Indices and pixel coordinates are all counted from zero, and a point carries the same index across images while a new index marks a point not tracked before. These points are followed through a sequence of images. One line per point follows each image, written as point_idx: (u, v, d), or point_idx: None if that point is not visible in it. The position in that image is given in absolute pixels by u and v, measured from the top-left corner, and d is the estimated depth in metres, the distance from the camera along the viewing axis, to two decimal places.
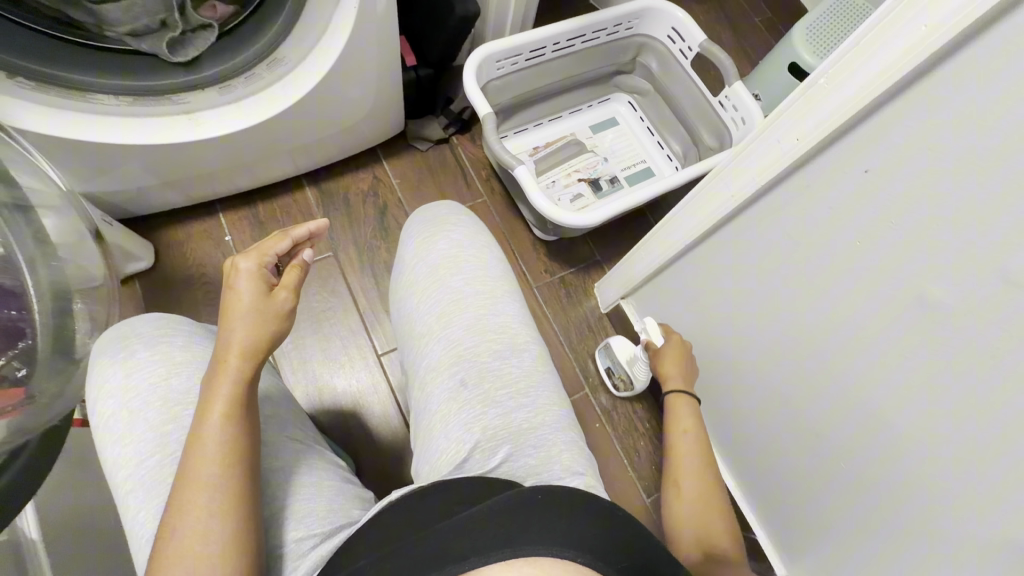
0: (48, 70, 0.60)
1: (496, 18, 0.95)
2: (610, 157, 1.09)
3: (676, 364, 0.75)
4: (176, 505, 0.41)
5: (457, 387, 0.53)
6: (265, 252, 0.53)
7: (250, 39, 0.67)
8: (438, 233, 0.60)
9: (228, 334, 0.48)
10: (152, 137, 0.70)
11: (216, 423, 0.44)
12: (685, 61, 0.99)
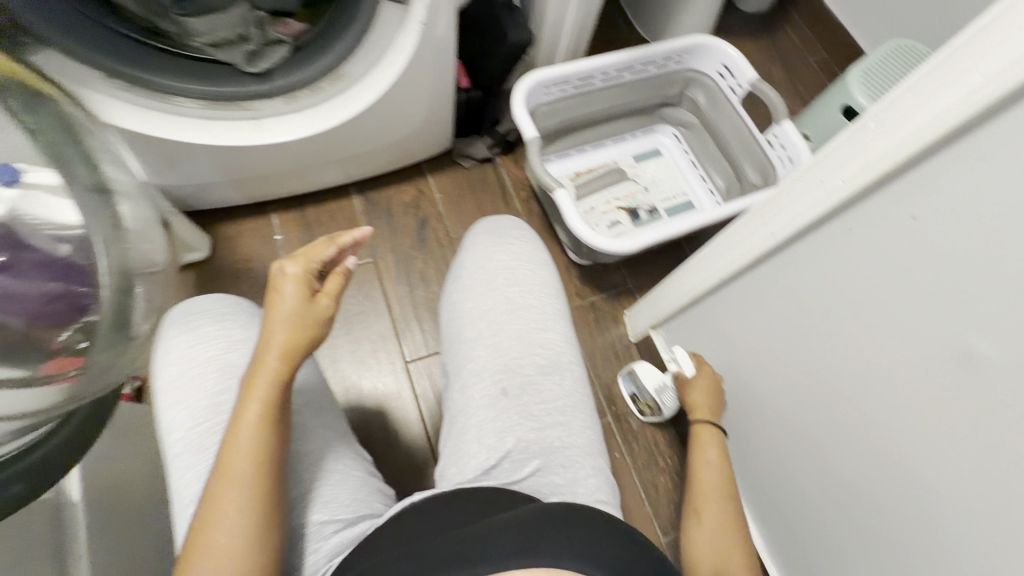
0: (137, 73, 0.66)
1: (548, 47, 0.98)
2: (651, 188, 1.09)
3: (703, 397, 0.74)
4: (211, 499, 0.44)
5: (495, 395, 0.54)
6: (312, 257, 0.52)
7: (317, 54, 0.72)
8: (496, 245, 0.62)
9: (268, 336, 0.49)
10: (219, 139, 0.75)
11: (248, 430, 0.46)
12: (734, 98, 1.00)
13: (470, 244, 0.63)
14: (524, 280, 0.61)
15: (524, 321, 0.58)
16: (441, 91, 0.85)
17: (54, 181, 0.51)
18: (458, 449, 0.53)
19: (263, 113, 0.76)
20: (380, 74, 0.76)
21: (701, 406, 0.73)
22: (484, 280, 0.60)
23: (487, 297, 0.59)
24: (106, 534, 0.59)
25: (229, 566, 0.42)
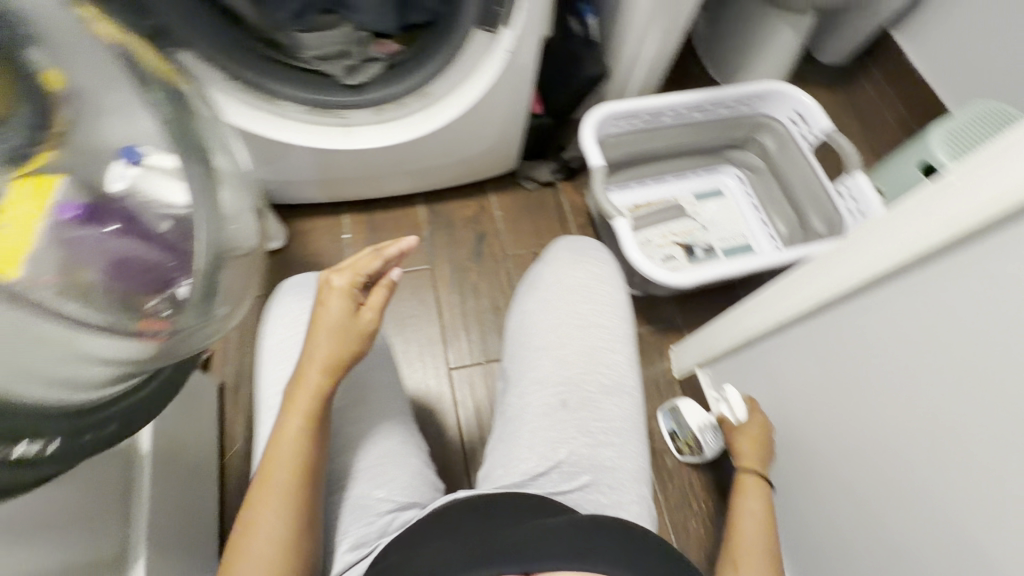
0: (249, 77, 0.74)
1: (621, 81, 1.02)
2: (709, 227, 1.09)
3: (751, 446, 0.73)
4: (254, 500, 0.49)
5: (555, 404, 0.58)
6: (358, 271, 0.57)
7: (409, 72, 0.78)
8: (577, 262, 0.68)
9: (314, 348, 0.54)
10: (310, 141, 0.82)
11: (290, 440, 0.51)
12: (806, 146, 0.99)
13: (554, 256, 0.70)
14: (598, 299, 0.66)
15: (592, 337, 0.63)
16: (516, 115, 0.90)
17: (174, 164, 0.54)
18: (506, 451, 0.58)
19: (353, 122, 0.83)
20: (463, 93, 0.81)
21: (749, 455, 0.72)
22: (562, 292, 0.66)
23: (562, 309, 0.64)
24: (160, 487, 0.64)
25: (264, 564, 0.47)
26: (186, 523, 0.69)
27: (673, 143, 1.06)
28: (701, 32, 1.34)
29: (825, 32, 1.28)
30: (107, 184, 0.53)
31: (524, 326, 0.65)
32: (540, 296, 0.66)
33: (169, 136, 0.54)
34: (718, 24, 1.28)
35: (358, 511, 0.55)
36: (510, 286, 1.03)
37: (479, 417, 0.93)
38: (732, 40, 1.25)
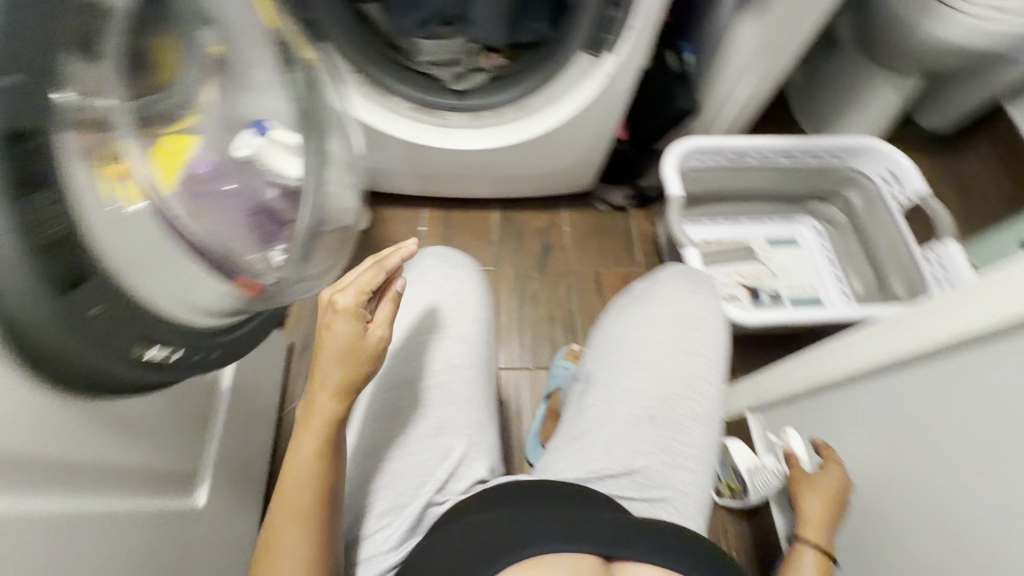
0: (371, 71, 0.81)
1: (710, 118, 1.04)
2: (779, 274, 1.07)
3: (824, 498, 0.67)
4: (273, 524, 0.50)
5: (643, 417, 0.61)
6: (362, 288, 0.55)
7: (511, 86, 0.85)
8: (695, 291, 0.72)
9: (324, 372, 0.52)
10: (412, 136, 0.89)
11: (302, 460, 0.51)
12: (896, 207, 0.96)
13: (672, 277, 0.73)
14: (701, 330, 0.69)
15: (690, 363, 0.66)
16: (603, 136, 0.94)
17: (297, 142, 0.69)
18: (574, 448, 0.61)
19: (451, 124, 0.90)
20: (558, 111, 0.86)
21: (812, 505, 0.67)
22: (671, 315, 0.69)
23: (671, 331, 0.68)
24: (229, 422, 0.70)
25: None
26: (242, 461, 0.75)
27: (754, 186, 1.06)
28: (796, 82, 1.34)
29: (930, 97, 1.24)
30: (233, 148, 0.66)
31: (627, 337, 0.68)
32: (651, 314, 0.69)
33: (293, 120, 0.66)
34: (815, 76, 1.27)
35: (445, 458, 0.58)
36: (568, 300, 1.05)
37: (518, 420, 0.95)
38: (828, 93, 1.24)
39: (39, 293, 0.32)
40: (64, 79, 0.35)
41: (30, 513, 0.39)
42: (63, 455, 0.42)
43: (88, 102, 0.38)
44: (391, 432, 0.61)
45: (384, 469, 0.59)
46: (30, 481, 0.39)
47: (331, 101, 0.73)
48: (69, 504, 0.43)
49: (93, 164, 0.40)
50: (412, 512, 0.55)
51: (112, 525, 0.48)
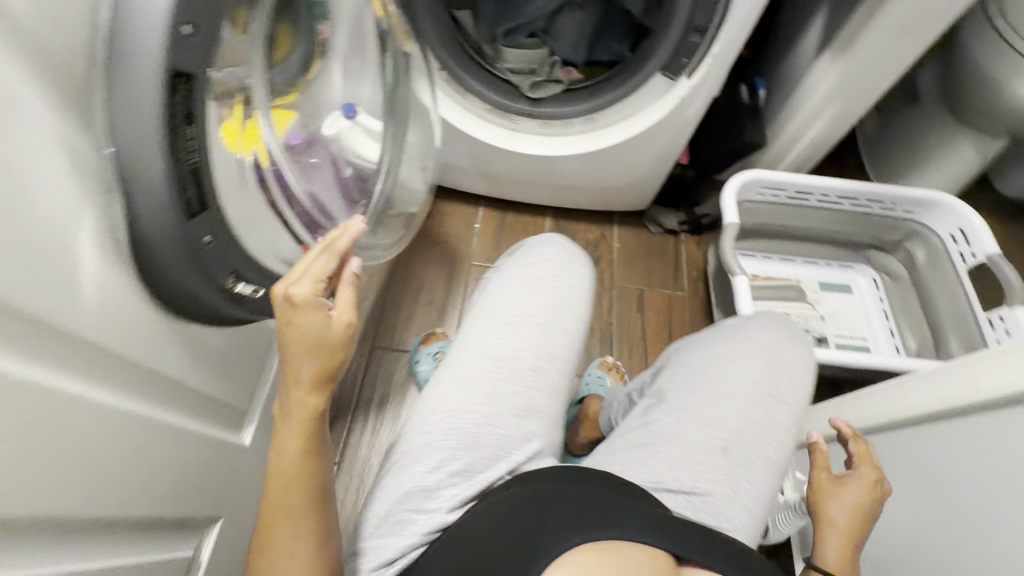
0: (455, 69, 0.86)
1: (775, 154, 1.04)
2: (828, 318, 1.05)
3: (854, 509, 0.55)
4: (267, 525, 0.47)
5: (717, 447, 0.59)
6: (317, 276, 0.48)
7: (584, 99, 0.88)
8: (792, 342, 0.70)
9: (297, 370, 0.46)
10: (483, 135, 0.94)
11: (292, 461, 0.47)
12: (962, 265, 0.92)
13: (777, 325, 0.71)
14: (791, 380, 0.67)
15: (774, 409, 0.64)
16: (666, 157, 0.96)
17: (379, 131, 0.74)
18: (632, 453, 0.60)
19: (520, 128, 0.95)
20: (624, 127, 0.90)
21: (838, 515, 0.55)
22: (763, 356, 0.67)
23: (763, 371, 0.66)
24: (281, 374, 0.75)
25: None
26: None
27: (812, 226, 1.05)
28: (868, 133, 1.33)
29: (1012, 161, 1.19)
30: (323, 125, 0.67)
31: (717, 363, 0.66)
32: (748, 350, 0.67)
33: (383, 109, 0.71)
34: (889, 128, 1.26)
35: (527, 443, 0.57)
36: (608, 313, 1.07)
37: None
38: (901, 146, 1.22)
39: (173, 209, 0.38)
40: (218, 53, 0.41)
41: (124, 407, 0.44)
42: (154, 362, 0.47)
43: (231, 69, 0.44)
44: (480, 398, 0.57)
45: (460, 429, 0.55)
46: (125, 377, 0.44)
47: (423, 92, 0.80)
48: (151, 410, 0.48)
49: (223, 118, 0.45)
50: (482, 483, 0.53)
51: (182, 438, 0.53)
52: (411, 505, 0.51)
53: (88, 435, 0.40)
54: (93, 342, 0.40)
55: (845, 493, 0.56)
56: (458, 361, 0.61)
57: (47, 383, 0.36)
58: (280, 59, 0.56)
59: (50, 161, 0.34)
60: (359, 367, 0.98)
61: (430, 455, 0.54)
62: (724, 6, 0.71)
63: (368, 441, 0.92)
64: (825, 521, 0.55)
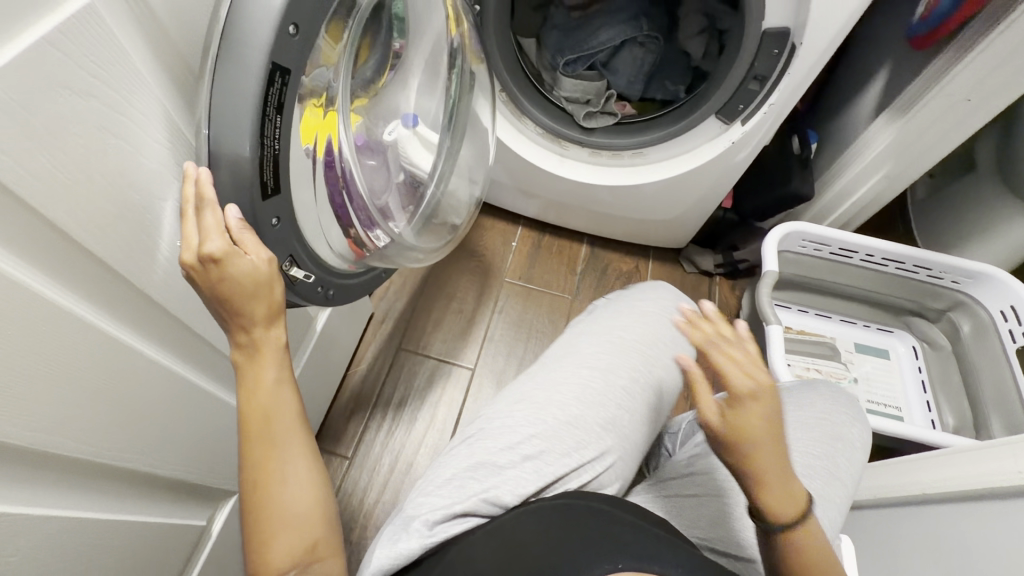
0: (513, 92, 0.89)
1: (822, 208, 1.03)
2: (861, 380, 1.02)
3: (770, 440, 0.44)
4: (263, 470, 0.43)
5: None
6: (219, 231, 0.40)
7: (634, 133, 0.90)
8: (856, 422, 0.63)
9: (245, 309, 0.42)
10: (532, 155, 0.97)
11: (274, 393, 0.45)
12: (1011, 344, 0.88)
13: (842, 399, 0.65)
14: (850, 460, 0.59)
15: (827, 486, 0.56)
16: (709, 198, 0.97)
17: (435, 142, 0.77)
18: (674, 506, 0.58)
19: (569, 154, 0.97)
20: (673, 165, 0.91)
21: (771, 463, 0.44)
22: (823, 429, 0.60)
23: (823, 445, 0.58)
24: (311, 361, 0.78)
25: (302, 526, 0.43)
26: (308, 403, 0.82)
27: (853, 283, 1.03)
28: (919, 199, 1.31)
29: None
30: (382, 129, 0.69)
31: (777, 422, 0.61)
32: (807, 418, 0.61)
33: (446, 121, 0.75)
34: (941, 195, 1.24)
35: (603, 456, 0.56)
36: None
37: None
38: (953, 215, 1.20)
39: (252, 187, 0.40)
40: (313, 57, 0.45)
41: (167, 364, 0.46)
42: (200, 326, 0.49)
43: (321, 71, 0.48)
44: (570, 400, 0.58)
45: (545, 422, 0.56)
46: (173, 335, 0.47)
47: (483, 110, 0.83)
48: (189, 372, 0.51)
49: (304, 113, 0.48)
50: (551, 477, 0.53)
51: (212, 405, 0.55)
52: (478, 474, 0.52)
53: (136, 384, 0.43)
54: (152, 297, 0.42)
55: (753, 433, 0.44)
56: (556, 366, 0.62)
57: (106, 326, 0.39)
58: (361, 63, 0.59)
59: (151, 132, 0.38)
60: (383, 366, 0.99)
61: (509, 436, 0.55)
62: (789, 57, 0.71)
63: (381, 440, 0.93)
64: (759, 481, 0.44)
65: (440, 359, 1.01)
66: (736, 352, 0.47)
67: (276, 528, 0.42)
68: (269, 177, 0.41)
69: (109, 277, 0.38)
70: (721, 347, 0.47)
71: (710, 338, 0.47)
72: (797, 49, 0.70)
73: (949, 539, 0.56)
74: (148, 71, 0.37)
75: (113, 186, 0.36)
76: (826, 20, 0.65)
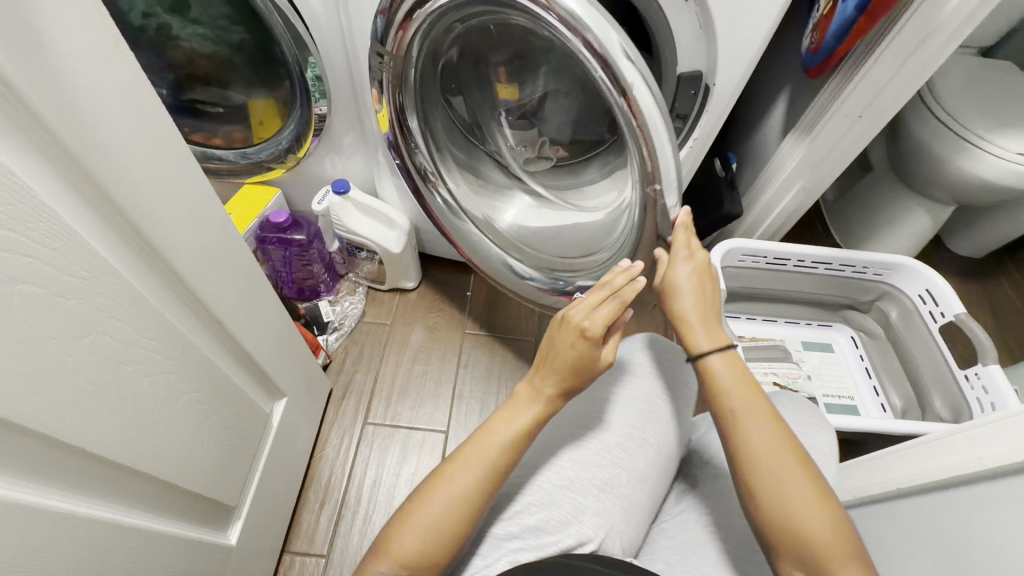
0: (461, 157, 0.99)
1: (751, 224, 1.10)
2: (815, 378, 1.09)
3: (693, 291, 0.62)
4: (441, 476, 0.48)
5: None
6: (597, 321, 0.55)
7: (574, 172, 0.97)
8: (818, 428, 0.65)
9: (559, 359, 0.54)
10: (485, 209, 1.01)
11: (507, 430, 0.51)
12: (933, 324, 0.97)
13: (807, 414, 0.67)
14: (823, 467, 0.60)
15: None
16: None
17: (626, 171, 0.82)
18: (672, 549, 0.56)
19: (519, 205, 1.02)
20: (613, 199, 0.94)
21: (689, 310, 0.61)
22: None
23: None
24: (271, 459, 0.72)
25: (424, 534, 0.45)
26: (276, 500, 0.76)
27: (792, 287, 1.10)
28: (831, 200, 1.44)
29: (963, 225, 1.35)
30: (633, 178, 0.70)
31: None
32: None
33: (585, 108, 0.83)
34: (851, 194, 1.37)
35: (607, 519, 0.53)
36: None
37: None
38: (861, 213, 1.33)
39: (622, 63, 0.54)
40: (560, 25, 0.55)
41: (94, 512, 0.41)
42: (133, 457, 0.44)
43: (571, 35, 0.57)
44: (564, 463, 0.56)
45: (541, 485, 0.54)
46: (99, 476, 0.41)
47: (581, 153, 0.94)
48: (124, 511, 0.45)
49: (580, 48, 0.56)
50: (551, 548, 0.50)
51: (157, 537, 0.48)
52: (481, 551, 0.51)
53: (54, 545, 0.37)
54: (69, 442, 0.37)
55: (676, 281, 0.63)
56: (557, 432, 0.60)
57: (15, 492, 0.33)
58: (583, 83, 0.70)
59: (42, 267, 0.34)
60: (351, 445, 0.94)
61: (506, 507, 0.54)
62: (704, 97, 0.75)
63: (359, 526, 0.86)
64: (679, 322, 0.61)
65: (411, 426, 0.96)
66: (684, 240, 0.64)
67: (409, 526, 0.46)
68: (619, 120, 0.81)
69: (9, 433, 0.33)
70: (689, 229, 0.65)
71: (686, 226, 0.65)
72: (711, 88, 0.74)
73: (927, 527, 0.59)
74: (38, 201, 0.33)
75: (5, 331, 0.32)
76: (732, 63, 0.70)
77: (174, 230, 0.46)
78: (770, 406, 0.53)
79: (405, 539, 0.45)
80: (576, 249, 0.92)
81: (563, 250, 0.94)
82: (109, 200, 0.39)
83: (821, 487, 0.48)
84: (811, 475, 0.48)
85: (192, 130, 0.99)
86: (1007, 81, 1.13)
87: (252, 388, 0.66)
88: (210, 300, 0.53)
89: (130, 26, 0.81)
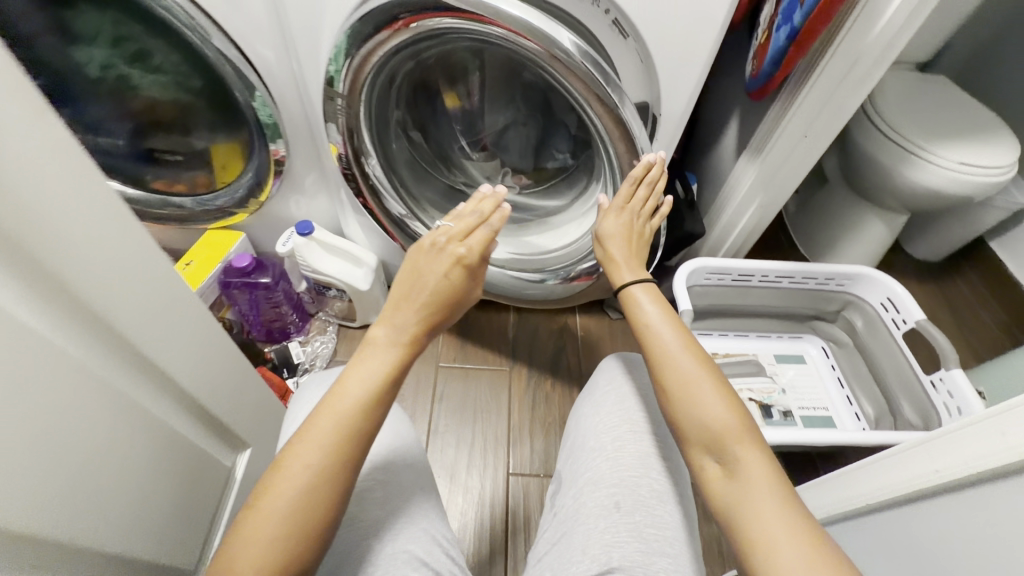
0: (432, 194, 0.99)
1: (714, 242, 1.13)
2: (789, 391, 1.10)
3: (625, 236, 0.71)
4: (296, 445, 0.48)
5: (608, 506, 0.56)
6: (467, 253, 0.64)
7: (542, 198, 0.99)
8: (612, 391, 0.65)
9: (425, 288, 0.60)
10: None
11: (365, 378, 0.52)
12: (897, 331, 0.98)
13: (614, 376, 0.66)
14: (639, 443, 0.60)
15: None
16: None
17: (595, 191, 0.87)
18: (552, 556, 0.57)
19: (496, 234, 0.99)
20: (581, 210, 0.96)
21: (618, 253, 0.70)
22: (600, 434, 0.62)
23: (597, 457, 0.60)
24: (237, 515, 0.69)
25: (286, 511, 0.45)
26: None
27: (761, 302, 1.11)
28: (792, 212, 1.48)
29: (921, 230, 1.39)
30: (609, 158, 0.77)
31: (581, 443, 0.63)
32: (616, 430, 0.61)
33: (545, 128, 0.88)
34: (810, 206, 1.41)
35: None
36: None
37: (525, 527, 0.93)
38: (820, 223, 1.37)
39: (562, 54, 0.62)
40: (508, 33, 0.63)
41: None
42: (79, 530, 0.42)
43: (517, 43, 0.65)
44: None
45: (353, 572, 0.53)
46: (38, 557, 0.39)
47: (548, 180, 0.98)
48: None
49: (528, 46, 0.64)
50: None
51: None
52: None
53: None
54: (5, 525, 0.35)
55: (607, 226, 0.72)
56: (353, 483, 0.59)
57: None
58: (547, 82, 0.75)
59: None
60: None
61: None
62: (653, 126, 0.78)
63: None
64: (608, 263, 0.71)
65: None
66: (627, 194, 0.73)
67: (279, 485, 0.46)
68: (579, 140, 0.87)
69: None
70: (639, 181, 0.72)
71: (637, 179, 0.72)
72: (658, 118, 0.77)
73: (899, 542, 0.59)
74: None
75: None
76: (676, 95, 0.73)
77: (121, 294, 0.45)
78: (683, 326, 0.61)
79: (281, 497, 0.45)
80: (556, 245, 0.93)
81: (548, 253, 0.93)
82: (45, 265, 0.38)
83: (722, 382, 0.56)
84: (715, 378, 0.56)
85: (153, 177, 0.99)
86: (945, 94, 1.18)
87: (211, 442, 0.64)
88: (162, 360, 0.52)
89: (87, 78, 0.83)
